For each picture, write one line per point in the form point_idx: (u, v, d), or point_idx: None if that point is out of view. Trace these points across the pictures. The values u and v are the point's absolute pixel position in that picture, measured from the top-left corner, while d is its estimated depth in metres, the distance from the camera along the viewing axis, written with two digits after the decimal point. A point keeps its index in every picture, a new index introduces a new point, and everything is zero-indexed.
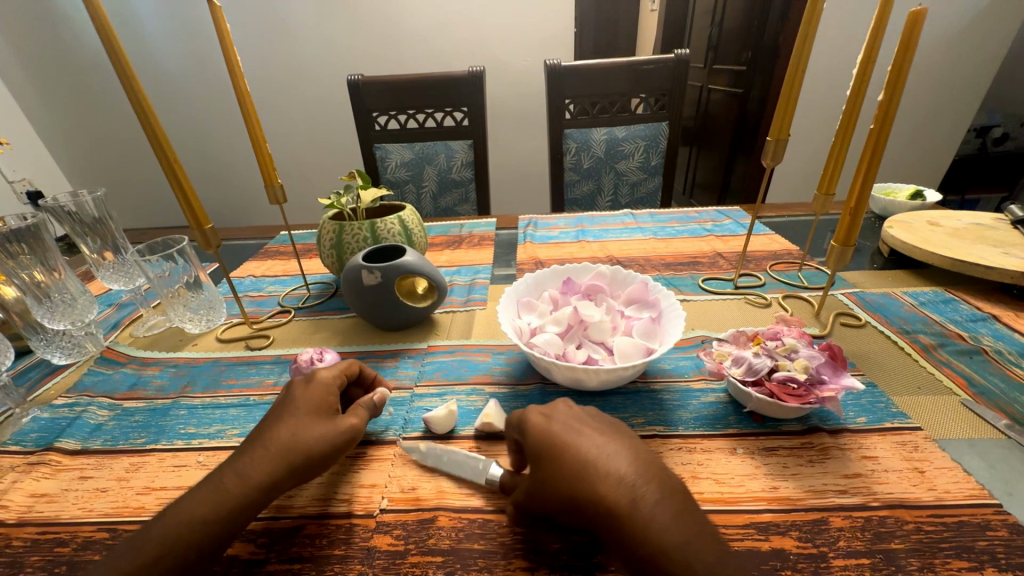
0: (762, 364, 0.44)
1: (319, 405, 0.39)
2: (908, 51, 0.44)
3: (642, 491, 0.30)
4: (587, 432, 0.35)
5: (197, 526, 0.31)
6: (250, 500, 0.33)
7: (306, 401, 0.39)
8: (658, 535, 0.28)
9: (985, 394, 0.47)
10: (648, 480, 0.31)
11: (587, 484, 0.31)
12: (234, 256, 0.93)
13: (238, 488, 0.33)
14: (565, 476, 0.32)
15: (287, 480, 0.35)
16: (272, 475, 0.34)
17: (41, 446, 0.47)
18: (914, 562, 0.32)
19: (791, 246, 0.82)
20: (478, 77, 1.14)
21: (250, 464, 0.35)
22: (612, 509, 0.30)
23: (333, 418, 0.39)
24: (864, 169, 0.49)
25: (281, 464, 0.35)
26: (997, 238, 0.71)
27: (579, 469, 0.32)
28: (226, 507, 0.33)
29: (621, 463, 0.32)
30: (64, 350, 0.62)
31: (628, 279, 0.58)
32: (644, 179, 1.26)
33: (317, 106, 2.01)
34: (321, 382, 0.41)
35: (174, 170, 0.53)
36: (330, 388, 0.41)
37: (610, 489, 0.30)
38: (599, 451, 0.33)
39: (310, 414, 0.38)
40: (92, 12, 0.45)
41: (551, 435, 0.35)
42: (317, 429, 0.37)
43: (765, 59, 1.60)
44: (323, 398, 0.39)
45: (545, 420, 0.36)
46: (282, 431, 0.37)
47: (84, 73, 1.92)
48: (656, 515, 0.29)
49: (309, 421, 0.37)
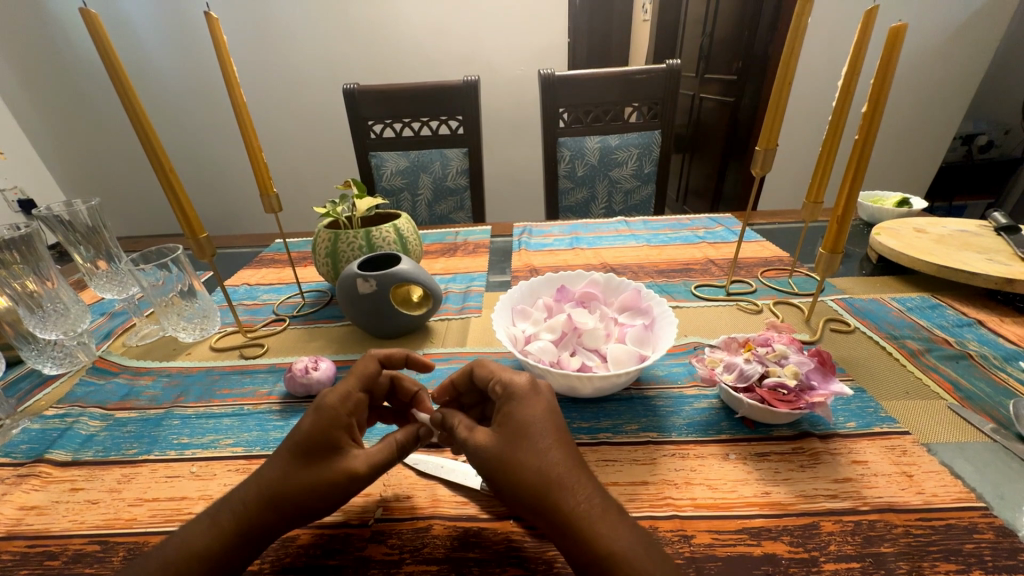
0: (753, 370, 0.45)
1: (321, 443, 0.34)
2: (890, 66, 0.45)
3: (602, 503, 0.30)
4: (559, 435, 0.32)
5: (189, 560, 0.31)
6: (244, 543, 0.32)
7: (307, 436, 0.34)
8: (604, 546, 0.28)
9: (972, 398, 0.48)
10: (607, 496, 0.30)
11: (553, 481, 0.30)
12: (228, 266, 0.92)
13: (236, 525, 0.32)
14: (533, 467, 0.31)
15: (284, 524, 0.33)
16: (263, 521, 0.32)
17: (32, 457, 0.47)
18: (903, 565, 0.33)
19: (781, 254, 0.83)
20: (473, 86, 1.15)
21: (244, 502, 0.33)
22: (567, 511, 0.29)
23: (337, 460, 0.34)
24: (850, 177, 0.50)
25: (272, 508, 0.33)
26: (981, 245, 0.73)
27: (550, 466, 0.31)
28: (220, 544, 0.32)
29: (585, 479, 0.31)
30: (55, 360, 0.62)
31: (621, 287, 0.59)
32: (637, 187, 1.27)
33: (311, 114, 2.01)
34: (328, 411, 0.35)
35: (169, 180, 0.53)
36: (340, 421, 0.35)
37: (572, 492, 0.30)
38: (571, 458, 0.31)
39: (314, 454, 0.34)
40: (91, 25, 0.46)
41: (534, 424, 0.33)
42: (314, 474, 0.34)
43: (754, 70, 1.63)
44: (328, 433, 0.35)
45: (523, 414, 0.33)
46: (280, 468, 0.34)
47: (75, 80, 1.91)
48: (609, 527, 0.29)
49: (308, 462, 0.34)
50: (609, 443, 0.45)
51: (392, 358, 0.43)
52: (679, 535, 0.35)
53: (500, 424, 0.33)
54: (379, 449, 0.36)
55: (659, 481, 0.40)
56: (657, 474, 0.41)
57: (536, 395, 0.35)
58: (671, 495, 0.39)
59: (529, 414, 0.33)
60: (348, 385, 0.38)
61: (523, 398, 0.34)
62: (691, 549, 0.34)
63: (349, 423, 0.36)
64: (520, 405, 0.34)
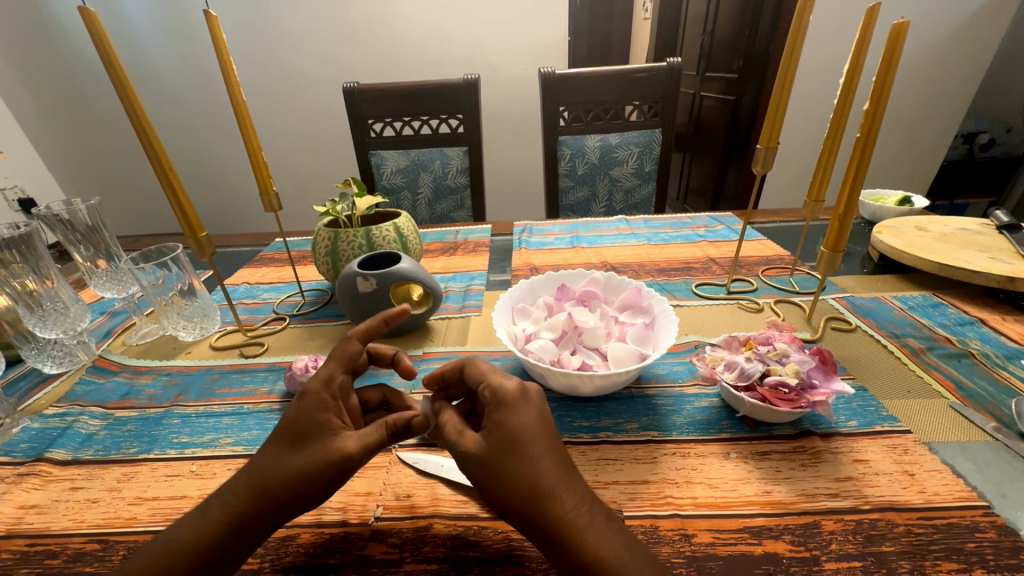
0: (754, 369, 0.45)
1: (311, 427, 0.34)
2: (893, 63, 0.45)
3: (590, 510, 0.29)
4: (549, 442, 0.31)
5: (182, 549, 0.31)
6: (236, 533, 0.32)
7: (296, 421, 0.35)
8: (593, 553, 0.28)
9: (973, 397, 0.48)
10: (596, 503, 0.30)
11: (542, 489, 0.29)
12: (228, 264, 0.92)
13: (227, 515, 0.32)
14: (522, 476, 0.30)
15: (275, 510, 0.32)
16: (254, 509, 0.32)
17: (31, 456, 0.46)
18: (904, 564, 0.33)
19: (782, 252, 0.83)
20: (473, 84, 1.15)
21: (235, 492, 0.33)
22: (556, 521, 0.29)
23: (328, 441, 0.34)
24: (852, 175, 0.50)
25: (262, 495, 0.32)
26: (983, 244, 0.72)
27: (538, 476, 0.30)
28: (211, 534, 0.31)
29: (574, 487, 0.30)
30: (55, 359, 0.62)
31: (622, 286, 0.59)
32: (638, 185, 1.27)
33: (311, 113, 2.01)
34: (314, 396, 0.36)
35: (169, 179, 0.53)
36: (326, 403, 0.36)
37: (560, 501, 0.29)
38: (561, 466, 0.31)
39: (303, 438, 0.34)
40: (90, 23, 0.45)
41: (524, 433, 0.31)
42: (304, 458, 0.33)
43: (755, 68, 1.63)
44: (315, 416, 0.35)
45: (514, 421, 0.32)
46: (271, 455, 0.34)
47: (74, 78, 1.91)
48: (597, 535, 0.28)
49: (299, 448, 0.34)
50: (609, 442, 0.45)
51: (365, 332, 0.39)
52: (680, 534, 0.35)
53: (489, 431, 0.32)
54: (372, 430, 0.35)
55: (660, 480, 0.40)
56: (658, 472, 0.41)
57: (528, 401, 0.33)
58: (672, 494, 0.39)
59: (520, 421, 0.32)
60: (328, 369, 0.37)
61: (513, 405, 0.32)
62: (691, 548, 0.34)
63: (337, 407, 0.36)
64: (511, 412, 0.32)
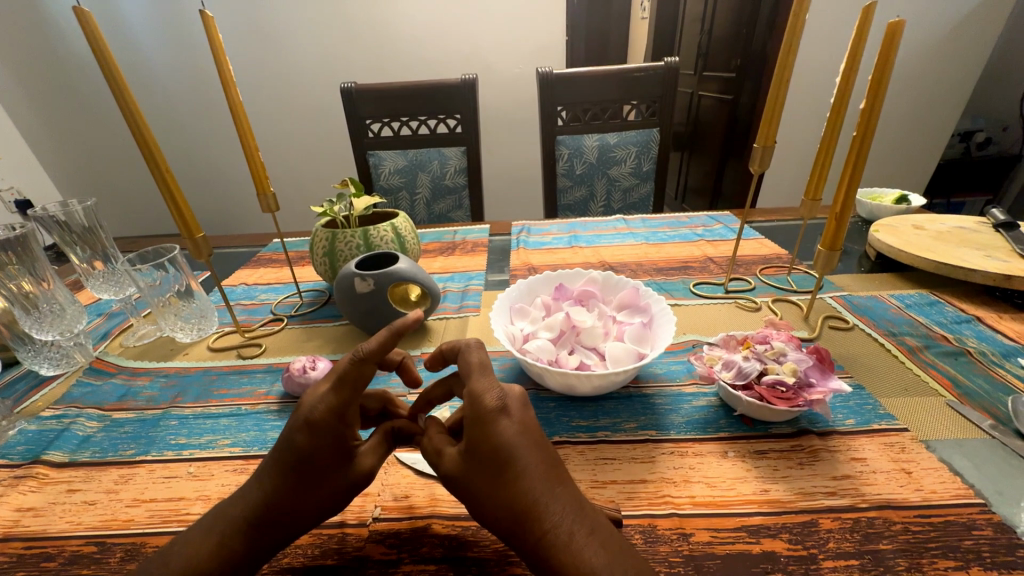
0: (752, 367, 0.45)
1: (325, 454, 0.31)
2: (888, 63, 0.45)
3: (576, 525, 0.28)
4: (530, 458, 0.29)
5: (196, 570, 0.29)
6: (252, 553, 0.31)
7: (308, 449, 0.31)
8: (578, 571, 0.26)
9: (970, 395, 0.48)
10: (583, 515, 0.28)
11: (524, 506, 0.28)
12: (225, 265, 0.92)
13: (241, 536, 0.30)
14: (504, 494, 0.29)
15: (289, 531, 0.32)
16: (271, 531, 0.31)
17: (28, 458, 0.46)
18: (902, 562, 0.33)
19: (780, 251, 0.83)
20: (471, 84, 1.15)
21: (244, 516, 0.31)
22: (541, 539, 0.27)
23: (343, 465, 0.32)
24: (848, 174, 0.50)
25: (276, 519, 0.31)
26: (980, 242, 0.73)
27: (524, 491, 0.28)
28: (225, 558, 0.30)
29: (559, 501, 0.28)
30: (52, 361, 0.61)
31: (619, 285, 0.59)
32: (636, 185, 1.27)
33: (308, 112, 2.00)
34: (327, 425, 0.31)
35: (165, 179, 0.53)
36: (341, 431, 0.32)
37: (544, 518, 0.28)
38: (544, 479, 0.29)
39: (315, 467, 0.31)
40: (85, 23, 0.45)
41: (505, 450, 0.29)
42: (319, 485, 0.32)
43: (753, 67, 1.63)
44: (334, 445, 0.32)
45: (491, 438, 0.29)
46: (282, 481, 0.31)
47: (70, 78, 1.90)
48: (585, 553, 0.27)
49: (315, 474, 0.31)
50: (607, 441, 0.45)
51: (376, 348, 0.32)
52: (678, 533, 0.35)
53: (469, 448, 0.30)
54: (379, 449, 0.35)
55: (658, 479, 0.40)
56: (656, 472, 0.41)
57: (506, 414, 0.30)
58: (670, 494, 0.39)
59: (499, 437, 0.29)
60: (336, 395, 0.32)
61: (489, 419, 0.30)
62: (689, 547, 0.34)
63: (349, 430, 0.33)
64: (487, 428, 0.30)
